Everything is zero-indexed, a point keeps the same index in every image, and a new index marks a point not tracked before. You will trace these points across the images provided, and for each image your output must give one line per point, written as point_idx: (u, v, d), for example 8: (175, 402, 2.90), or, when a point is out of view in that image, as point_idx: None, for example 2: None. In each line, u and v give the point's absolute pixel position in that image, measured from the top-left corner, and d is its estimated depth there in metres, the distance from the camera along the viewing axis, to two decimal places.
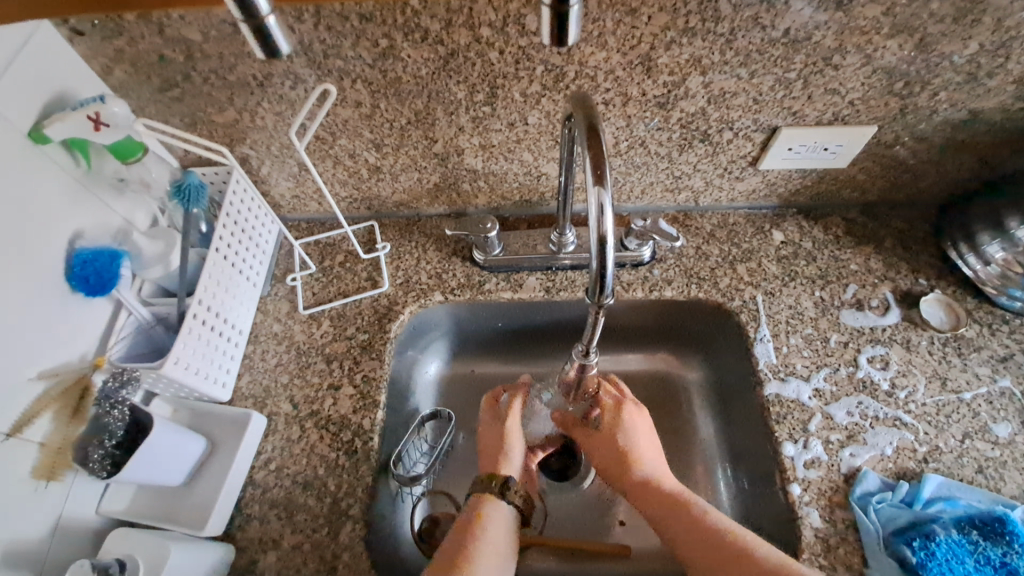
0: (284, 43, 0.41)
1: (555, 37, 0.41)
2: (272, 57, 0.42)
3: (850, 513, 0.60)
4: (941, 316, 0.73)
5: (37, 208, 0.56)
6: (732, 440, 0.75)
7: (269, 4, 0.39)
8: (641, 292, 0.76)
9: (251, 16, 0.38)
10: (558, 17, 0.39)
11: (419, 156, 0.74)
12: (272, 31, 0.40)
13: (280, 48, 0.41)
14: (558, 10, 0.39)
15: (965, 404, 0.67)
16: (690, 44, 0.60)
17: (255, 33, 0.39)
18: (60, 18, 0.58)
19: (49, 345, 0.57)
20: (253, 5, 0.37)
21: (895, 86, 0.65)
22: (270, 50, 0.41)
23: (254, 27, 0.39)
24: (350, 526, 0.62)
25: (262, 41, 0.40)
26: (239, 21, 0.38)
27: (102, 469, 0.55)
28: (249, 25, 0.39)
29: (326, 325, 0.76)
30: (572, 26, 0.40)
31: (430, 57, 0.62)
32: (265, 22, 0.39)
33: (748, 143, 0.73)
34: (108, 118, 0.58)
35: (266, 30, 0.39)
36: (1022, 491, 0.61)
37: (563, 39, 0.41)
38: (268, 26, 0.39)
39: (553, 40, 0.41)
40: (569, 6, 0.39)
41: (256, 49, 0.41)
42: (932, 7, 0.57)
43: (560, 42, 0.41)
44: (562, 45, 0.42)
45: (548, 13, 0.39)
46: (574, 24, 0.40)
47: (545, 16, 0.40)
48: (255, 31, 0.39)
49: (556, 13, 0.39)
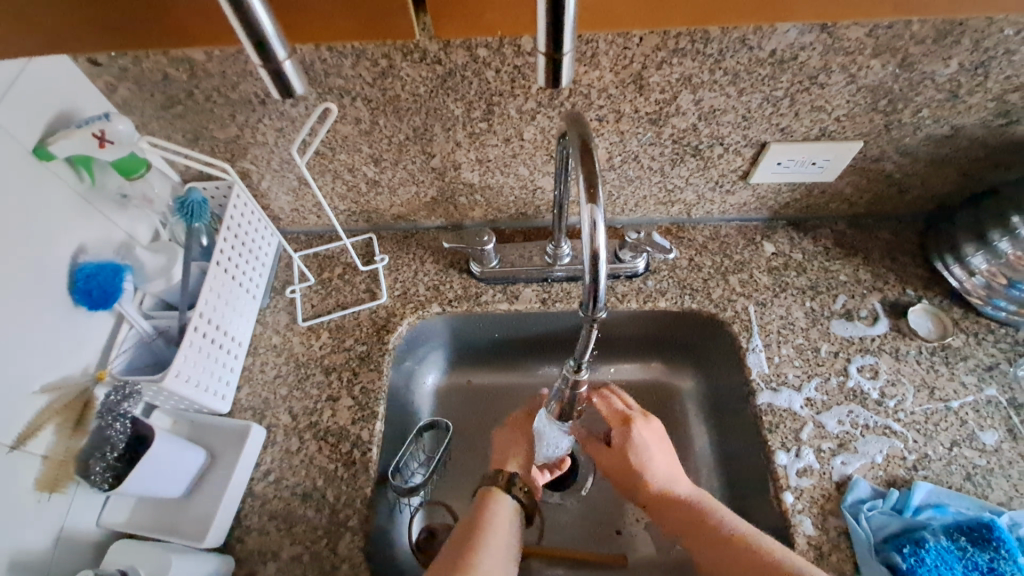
0: (299, 85, 0.42)
1: (550, 79, 0.42)
2: (288, 97, 0.43)
3: (842, 521, 0.61)
4: (928, 326, 0.75)
5: (46, 224, 0.57)
6: (726, 449, 0.76)
7: (286, 49, 0.39)
8: (636, 302, 0.78)
9: (268, 61, 0.39)
10: (553, 63, 0.41)
11: (418, 170, 0.76)
12: (287, 73, 0.41)
13: (295, 90, 0.42)
14: (554, 58, 0.40)
15: (952, 413, 0.68)
16: (680, 64, 0.62)
17: (272, 77, 0.40)
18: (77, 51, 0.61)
19: (55, 357, 0.58)
20: (271, 51, 0.38)
21: (879, 103, 0.67)
22: (286, 92, 0.42)
23: (271, 72, 0.40)
24: (349, 537, 0.63)
25: (278, 83, 0.41)
26: (258, 67, 0.39)
27: (104, 482, 0.56)
28: (266, 69, 0.40)
29: (325, 337, 0.77)
30: (566, 70, 0.41)
31: (429, 76, 0.63)
32: (282, 66, 0.40)
33: (738, 158, 0.74)
34: (113, 135, 0.60)
35: (282, 74, 0.40)
36: (1008, 498, 0.62)
37: (558, 80, 0.42)
38: (285, 70, 0.40)
39: (548, 82, 0.42)
40: (563, 53, 0.40)
41: (272, 90, 0.42)
42: (913, 29, 0.59)
43: (554, 84, 0.42)
44: (556, 85, 0.43)
45: (544, 60, 0.41)
46: (567, 69, 0.41)
47: (542, 65, 0.41)
48: (272, 76, 0.40)
49: (551, 60, 0.40)
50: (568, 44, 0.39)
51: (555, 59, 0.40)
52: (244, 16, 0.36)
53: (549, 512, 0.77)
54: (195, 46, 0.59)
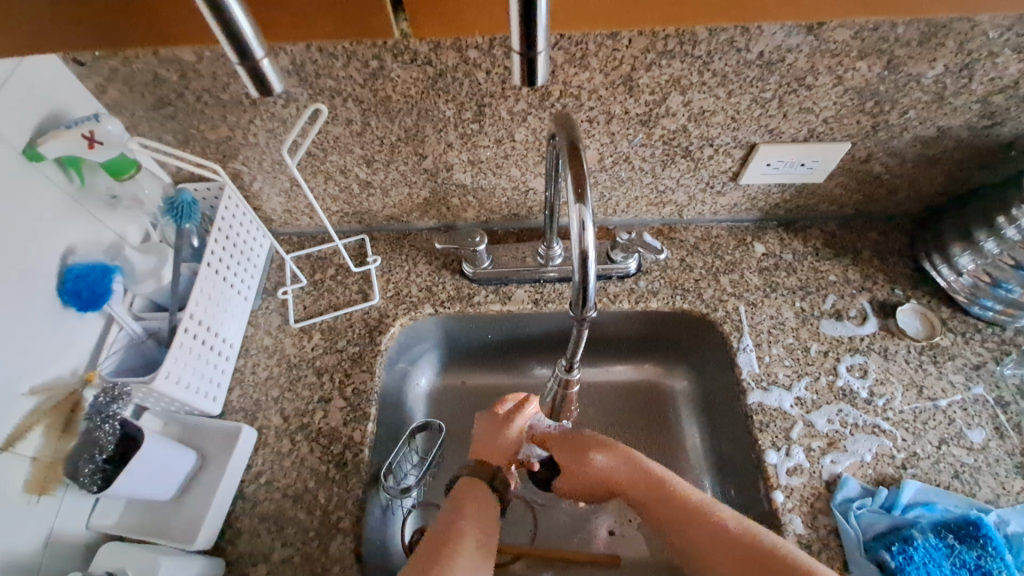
0: (278, 84, 0.42)
1: (525, 77, 0.42)
2: (266, 96, 0.43)
3: (832, 520, 0.62)
4: (916, 325, 0.76)
5: (35, 225, 0.57)
6: (717, 449, 0.76)
7: (264, 47, 0.39)
8: (627, 303, 0.78)
9: (245, 59, 0.39)
10: (529, 62, 0.41)
11: (410, 171, 0.76)
12: (267, 73, 0.41)
13: (274, 88, 0.42)
14: (527, 57, 0.40)
15: (940, 411, 0.69)
16: (669, 65, 0.63)
17: (250, 75, 0.40)
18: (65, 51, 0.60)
19: (43, 359, 0.57)
20: (248, 49, 0.38)
21: (866, 105, 0.68)
22: (266, 91, 0.42)
23: (249, 69, 0.40)
24: (341, 539, 0.63)
25: (257, 81, 0.41)
26: (236, 64, 0.39)
27: (93, 484, 0.55)
28: (244, 67, 0.39)
29: (317, 338, 0.77)
30: (540, 68, 0.41)
31: (419, 77, 0.64)
32: (260, 64, 0.40)
33: (728, 159, 0.75)
34: (102, 135, 0.60)
35: (261, 71, 0.40)
36: (995, 496, 0.63)
37: (534, 79, 0.42)
38: (263, 68, 0.40)
39: (524, 80, 0.42)
40: (537, 52, 0.40)
41: (250, 88, 0.42)
42: (898, 32, 0.60)
43: (529, 83, 0.43)
44: (531, 84, 0.43)
45: (518, 58, 0.41)
46: (542, 69, 0.42)
47: (516, 64, 0.41)
48: (250, 73, 0.40)
49: (525, 59, 0.41)
50: (542, 42, 0.40)
51: (530, 57, 0.40)
52: (220, 16, 0.36)
53: (541, 513, 0.77)
54: (182, 45, 0.59)
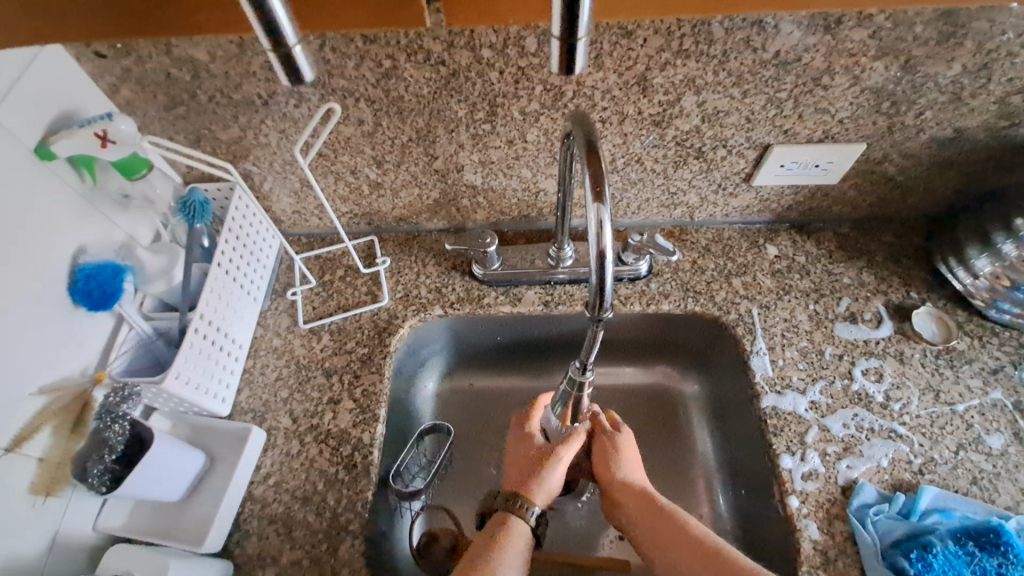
0: (309, 73, 0.41)
1: (563, 66, 0.42)
2: (297, 84, 0.42)
3: (849, 526, 0.61)
4: (932, 329, 0.75)
5: (42, 224, 0.57)
6: (730, 453, 0.75)
7: (296, 33, 0.39)
8: (639, 305, 0.77)
9: (279, 46, 0.39)
10: (567, 49, 0.40)
11: (420, 172, 0.76)
12: (299, 62, 0.40)
13: (305, 77, 0.41)
14: (567, 43, 0.40)
15: (957, 416, 0.68)
16: (684, 65, 0.62)
17: (281, 61, 0.40)
18: (78, 50, 0.60)
19: (51, 360, 0.57)
20: (281, 36, 0.38)
21: (882, 106, 0.67)
22: (298, 80, 0.42)
23: (281, 56, 0.39)
24: (350, 542, 0.62)
25: (289, 69, 0.41)
26: (267, 51, 0.39)
27: (101, 486, 0.55)
28: (276, 54, 0.39)
29: (327, 339, 0.76)
30: (579, 57, 0.41)
31: (432, 77, 0.63)
32: (291, 51, 0.39)
33: (741, 160, 0.74)
34: (115, 134, 0.59)
35: (292, 59, 0.40)
36: (1015, 502, 0.62)
37: (571, 68, 0.42)
38: (294, 54, 0.39)
39: (561, 69, 0.42)
40: (577, 39, 0.39)
41: (281, 77, 0.42)
42: (916, 32, 0.59)
43: (567, 70, 0.42)
44: (569, 73, 0.42)
45: (557, 45, 0.40)
46: (581, 57, 0.41)
47: (555, 50, 0.41)
48: (281, 61, 0.40)
49: (565, 45, 0.40)
50: (582, 28, 0.39)
51: (570, 44, 0.40)
52: (256, 2, 0.36)
53: (552, 517, 0.76)
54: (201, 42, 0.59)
